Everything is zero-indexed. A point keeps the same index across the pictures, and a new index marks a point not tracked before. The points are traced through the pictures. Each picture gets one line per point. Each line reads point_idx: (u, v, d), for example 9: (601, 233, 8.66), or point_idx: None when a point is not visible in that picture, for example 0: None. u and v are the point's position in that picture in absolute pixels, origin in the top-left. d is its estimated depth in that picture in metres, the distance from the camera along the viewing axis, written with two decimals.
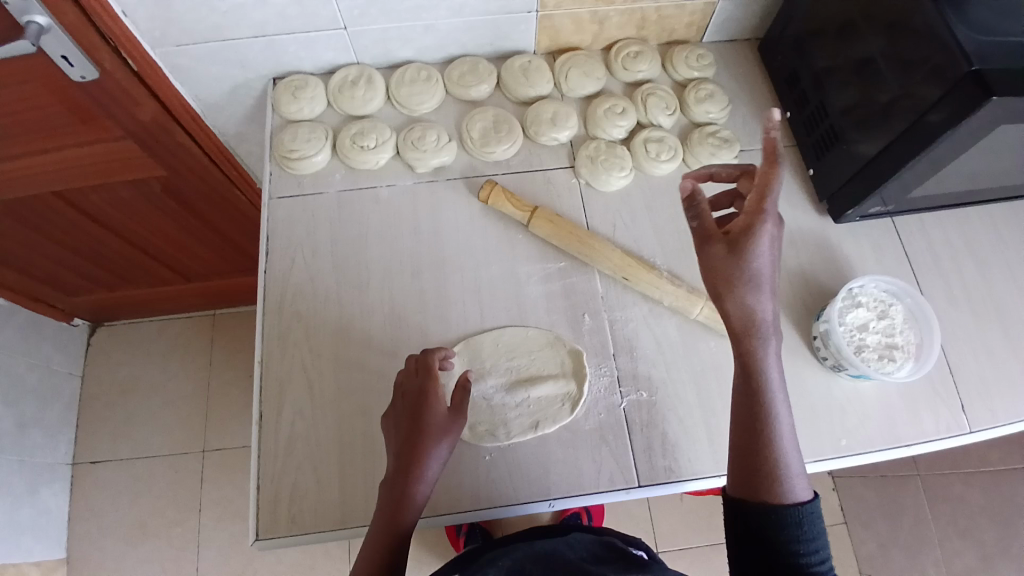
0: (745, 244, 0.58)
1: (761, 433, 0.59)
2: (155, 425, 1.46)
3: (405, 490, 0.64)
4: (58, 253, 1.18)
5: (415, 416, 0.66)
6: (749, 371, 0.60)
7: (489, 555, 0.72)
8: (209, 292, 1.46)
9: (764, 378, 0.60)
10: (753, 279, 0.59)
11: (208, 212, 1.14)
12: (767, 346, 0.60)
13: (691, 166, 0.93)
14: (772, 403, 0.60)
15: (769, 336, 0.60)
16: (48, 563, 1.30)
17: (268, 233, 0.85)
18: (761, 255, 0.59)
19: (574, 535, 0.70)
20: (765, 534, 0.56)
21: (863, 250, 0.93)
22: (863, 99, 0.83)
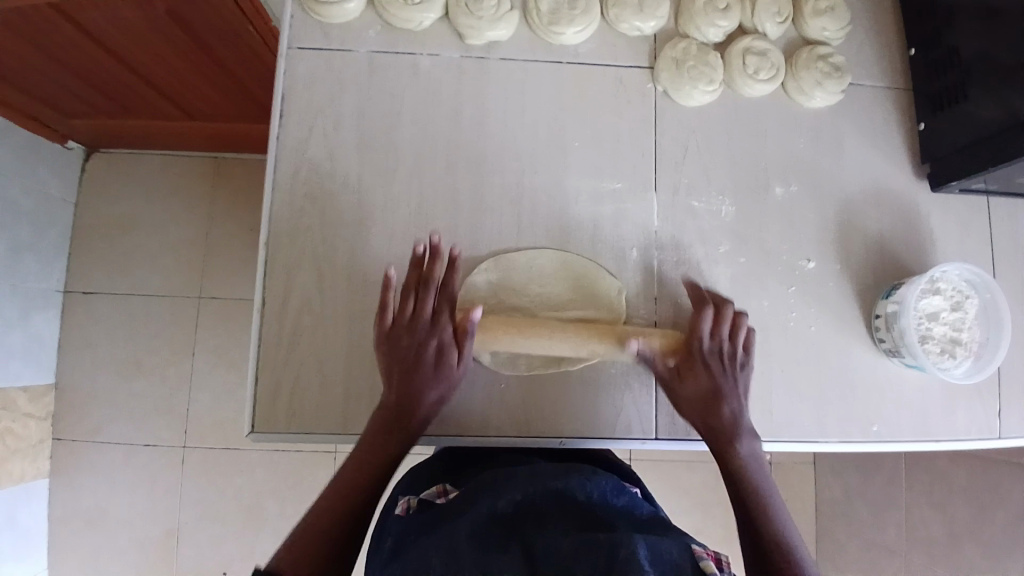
0: (699, 368, 0.64)
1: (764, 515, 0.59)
2: (150, 264, 1.40)
3: (416, 368, 0.62)
4: (55, 70, 1.03)
5: (425, 343, 0.62)
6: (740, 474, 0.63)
7: (488, 473, 0.67)
8: (212, 135, 1.33)
9: (757, 477, 0.63)
10: (716, 396, 0.64)
11: (217, 47, 0.98)
12: (739, 447, 0.63)
13: (789, 92, 0.79)
14: (768, 496, 0.61)
15: (743, 439, 0.63)
16: (37, 389, 1.32)
17: (285, 90, 0.72)
18: (715, 379, 0.65)
19: (587, 469, 0.64)
20: None
21: (953, 226, 0.81)
22: (998, 51, 0.69)
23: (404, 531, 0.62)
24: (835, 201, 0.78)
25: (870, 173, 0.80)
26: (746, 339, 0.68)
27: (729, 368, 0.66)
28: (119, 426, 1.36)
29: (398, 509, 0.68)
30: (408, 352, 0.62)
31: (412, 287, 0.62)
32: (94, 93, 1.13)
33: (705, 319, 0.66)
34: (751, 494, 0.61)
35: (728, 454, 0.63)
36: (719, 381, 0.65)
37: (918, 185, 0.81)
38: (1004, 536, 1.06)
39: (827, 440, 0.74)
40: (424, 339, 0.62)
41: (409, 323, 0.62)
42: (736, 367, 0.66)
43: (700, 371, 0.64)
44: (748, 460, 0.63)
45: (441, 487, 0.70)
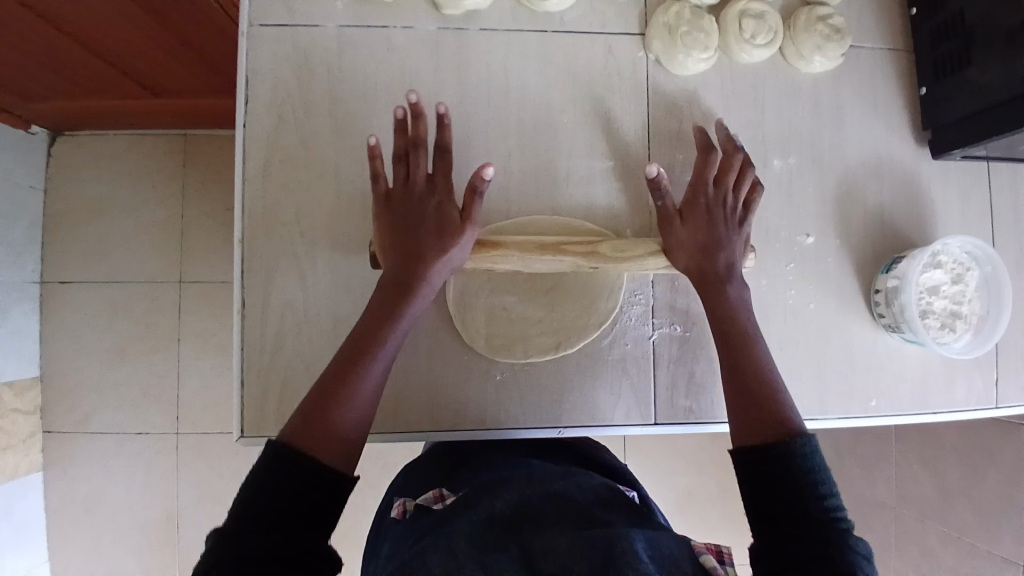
0: (698, 216, 0.63)
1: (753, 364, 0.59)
2: (127, 250, 1.35)
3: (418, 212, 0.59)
4: (9, 54, 0.96)
5: (432, 206, 0.59)
6: (732, 316, 0.62)
7: (484, 477, 0.67)
8: (181, 113, 1.26)
9: (746, 319, 0.62)
10: (714, 241, 0.63)
11: (177, 20, 0.91)
12: (725, 292, 0.62)
13: (788, 56, 0.74)
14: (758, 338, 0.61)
15: (729, 285, 0.63)
16: (21, 383, 1.29)
17: (250, 73, 0.67)
18: (713, 224, 0.63)
19: (581, 475, 0.65)
20: (784, 470, 0.50)
21: (955, 193, 0.78)
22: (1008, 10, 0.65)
23: (401, 539, 0.61)
24: (835, 172, 0.75)
25: (871, 141, 0.76)
26: (750, 198, 0.66)
27: (729, 220, 0.64)
28: (110, 416, 1.34)
29: (395, 514, 0.67)
30: (410, 198, 0.59)
31: (405, 151, 0.59)
32: (55, 77, 1.07)
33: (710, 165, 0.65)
34: (741, 339, 0.60)
35: (717, 296, 0.62)
36: (718, 225, 0.63)
37: (920, 153, 0.77)
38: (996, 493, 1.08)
39: (827, 419, 0.73)
40: (424, 203, 0.59)
41: (405, 186, 0.59)
42: (736, 217, 0.65)
43: (699, 211, 0.63)
44: (739, 305, 0.62)
45: (438, 491, 0.68)
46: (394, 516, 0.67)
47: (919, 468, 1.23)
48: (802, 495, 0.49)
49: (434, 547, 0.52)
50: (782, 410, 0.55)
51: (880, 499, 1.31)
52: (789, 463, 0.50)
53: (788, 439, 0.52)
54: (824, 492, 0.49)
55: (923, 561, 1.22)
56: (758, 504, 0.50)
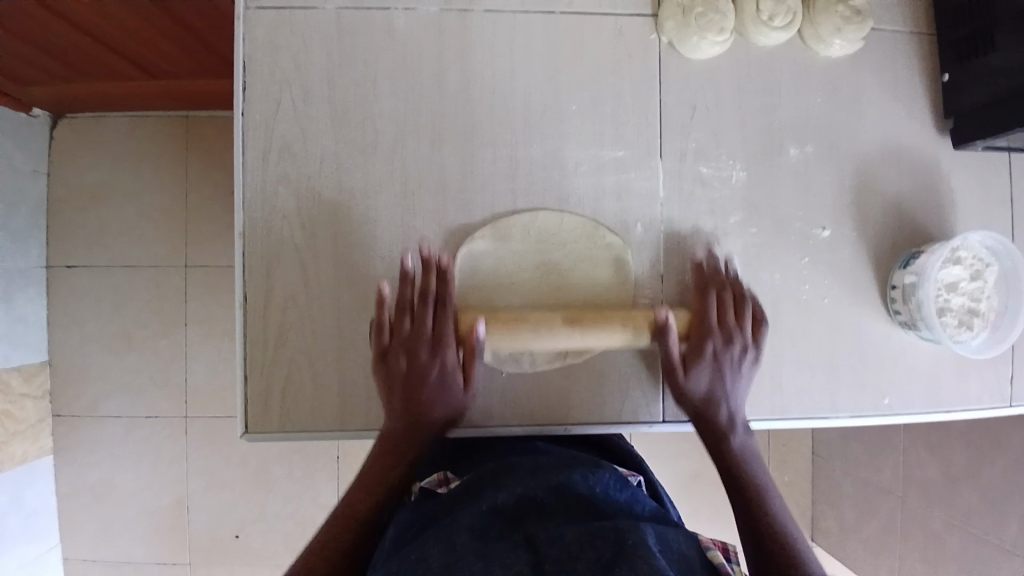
0: (696, 363, 0.63)
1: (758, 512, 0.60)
2: (130, 235, 1.34)
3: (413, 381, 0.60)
4: (3, 37, 0.94)
5: (426, 373, 0.60)
6: (736, 467, 0.63)
7: (489, 465, 0.65)
8: (180, 95, 1.23)
9: (753, 470, 0.63)
10: (710, 394, 0.64)
11: (173, 1, 0.88)
12: (729, 442, 0.64)
13: (807, 38, 0.71)
14: (769, 489, 0.62)
15: (732, 433, 0.64)
16: (29, 369, 1.29)
17: (245, 59, 0.64)
18: (712, 373, 0.63)
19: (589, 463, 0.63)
20: None
21: (978, 183, 0.75)
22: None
23: (404, 523, 0.60)
24: (853, 161, 0.72)
25: (892, 129, 0.73)
26: (755, 332, 0.65)
27: (736, 365, 0.64)
28: (117, 401, 1.34)
29: (398, 494, 0.66)
30: (405, 369, 0.60)
31: (408, 306, 0.60)
32: (52, 60, 1.05)
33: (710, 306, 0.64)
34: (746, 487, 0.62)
35: (719, 446, 0.64)
36: (717, 374, 0.64)
37: (941, 141, 0.74)
38: (1005, 485, 1.06)
39: (838, 415, 0.71)
40: (425, 365, 0.60)
41: (407, 339, 0.60)
42: (740, 360, 0.64)
43: (699, 360, 0.63)
44: (742, 451, 0.63)
45: (442, 474, 0.68)
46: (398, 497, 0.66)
47: (930, 458, 1.22)
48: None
49: (435, 540, 0.50)
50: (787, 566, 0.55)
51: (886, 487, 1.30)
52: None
53: None
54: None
55: (928, 550, 1.21)
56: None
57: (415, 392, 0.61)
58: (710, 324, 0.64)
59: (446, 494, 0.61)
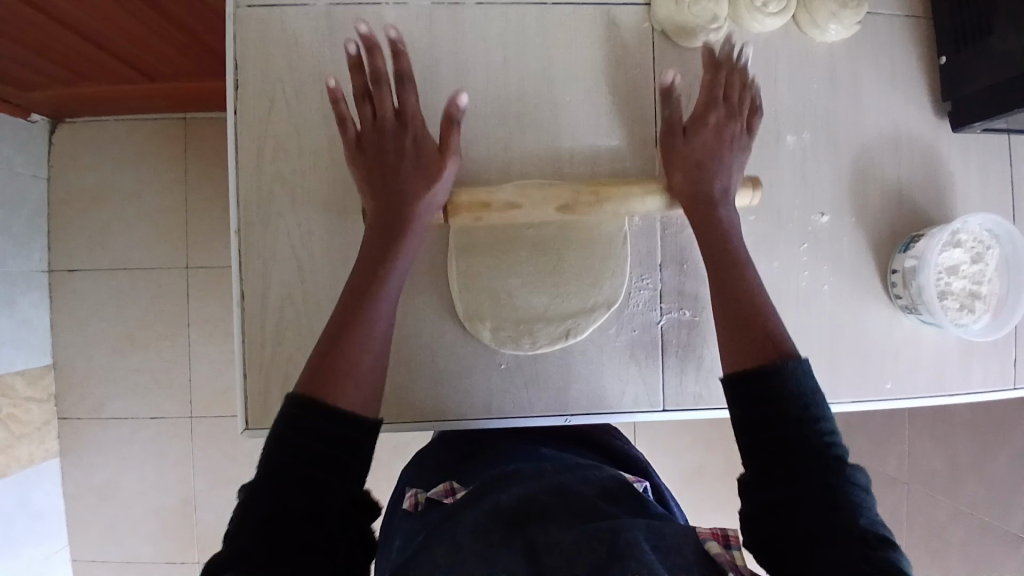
0: (698, 129, 0.64)
1: (740, 290, 0.58)
2: (131, 236, 1.34)
3: (390, 156, 0.59)
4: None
5: (404, 143, 0.59)
6: (727, 241, 0.61)
7: (493, 470, 0.66)
8: (176, 96, 1.23)
9: (737, 242, 0.61)
10: (710, 163, 0.63)
11: (166, 1, 0.88)
12: (719, 213, 0.62)
13: (802, 24, 0.70)
14: (747, 265, 0.60)
15: (722, 206, 0.62)
16: (34, 372, 1.30)
17: (237, 57, 0.64)
18: (711, 143, 0.63)
19: (590, 469, 0.63)
20: (777, 398, 0.50)
21: (975, 166, 0.74)
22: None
23: (413, 534, 0.60)
24: (851, 147, 0.72)
25: (889, 114, 0.73)
26: (750, 119, 0.66)
27: (731, 142, 0.64)
28: (122, 402, 1.35)
29: (406, 506, 0.66)
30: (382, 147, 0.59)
31: (368, 91, 0.59)
32: (49, 65, 1.05)
33: (716, 82, 0.65)
34: (730, 262, 0.60)
35: (710, 214, 0.62)
36: (716, 143, 0.63)
37: (939, 126, 0.74)
38: (1011, 471, 1.06)
39: (840, 402, 0.71)
40: (402, 139, 0.59)
41: (376, 129, 0.59)
42: (735, 138, 0.64)
43: (699, 128, 0.64)
44: (732, 228, 0.62)
45: (448, 485, 0.67)
46: (405, 508, 0.66)
47: (932, 444, 1.21)
48: (805, 443, 0.48)
49: (441, 545, 0.51)
50: (777, 333, 0.55)
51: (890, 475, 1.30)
52: (789, 406, 0.50)
53: (781, 363, 0.52)
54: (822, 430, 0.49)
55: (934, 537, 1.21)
56: (754, 449, 0.50)
57: (389, 173, 0.59)
58: (714, 97, 0.65)
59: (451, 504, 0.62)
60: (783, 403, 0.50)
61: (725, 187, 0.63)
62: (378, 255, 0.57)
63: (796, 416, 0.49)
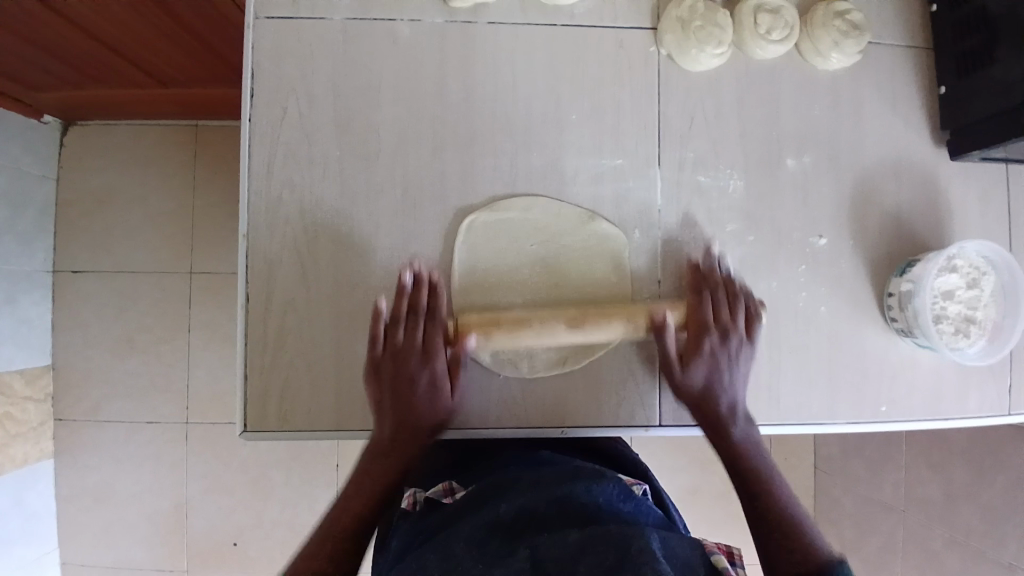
0: (694, 360, 0.64)
1: (769, 504, 0.61)
2: (135, 240, 1.35)
3: (414, 382, 0.62)
4: (9, 40, 0.95)
5: (424, 372, 0.62)
6: (744, 460, 0.64)
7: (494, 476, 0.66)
8: (187, 103, 1.25)
9: (758, 459, 0.64)
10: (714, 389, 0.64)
11: (184, 12, 0.90)
12: (731, 434, 0.64)
13: (805, 51, 0.72)
14: (773, 478, 0.63)
15: (734, 424, 0.64)
16: (33, 372, 1.30)
17: (254, 66, 0.66)
18: (711, 371, 0.64)
19: (595, 476, 0.62)
20: None
21: (971, 195, 0.76)
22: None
23: (409, 538, 0.61)
24: (849, 173, 0.73)
25: (889, 142, 0.74)
26: (748, 325, 0.66)
27: (732, 359, 0.65)
28: (119, 405, 1.35)
29: (404, 504, 0.67)
30: (405, 378, 0.62)
31: (403, 318, 0.62)
32: (63, 67, 1.07)
33: (704, 305, 0.65)
34: (751, 482, 0.62)
35: (724, 438, 0.64)
36: (716, 367, 0.64)
37: (937, 154, 0.75)
38: (1006, 500, 1.05)
39: (836, 422, 0.72)
40: (424, 368, 0.62)
41: (407, 349, 0.62)
42: (737, 355, 0.65)
43: (695, 354, 0.64)
44: (746, 443, 0.64)
45: (446, 485, 0.69)
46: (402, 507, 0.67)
47: (928, 472, 1.21)
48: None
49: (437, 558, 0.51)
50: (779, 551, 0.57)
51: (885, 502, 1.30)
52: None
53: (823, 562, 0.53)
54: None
55: (928, 566, 1.20)
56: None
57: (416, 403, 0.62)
58: (706, 320, 0.65)
59: (450, 509, 0.62)
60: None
61: (732, 401, 0.65)
62: None
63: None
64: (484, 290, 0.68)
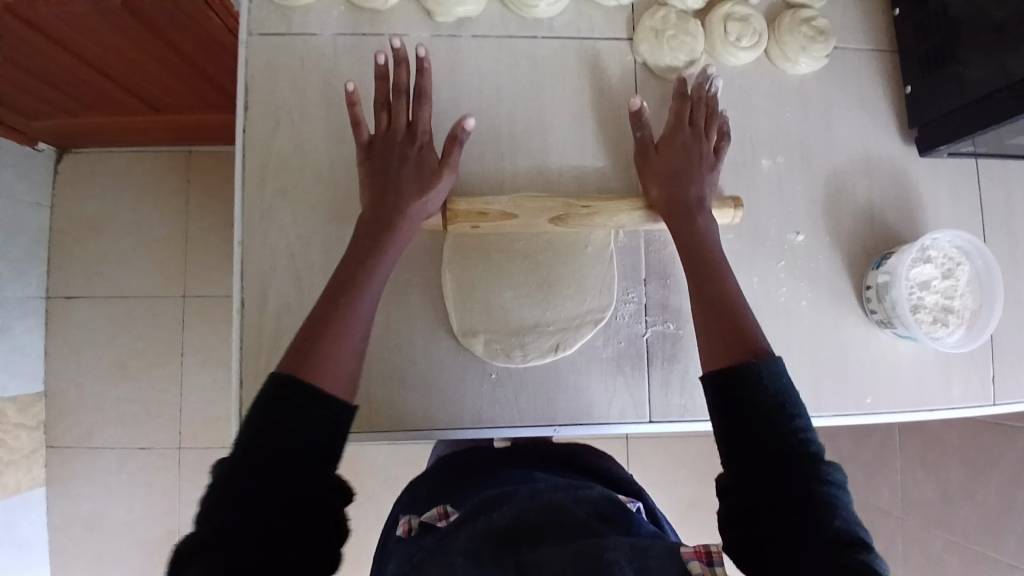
0: (668, 146, 0.67)
1: (719, 287, 0.60)
2: (129, 265, 1.36)
3: (397, 155, 0.62)
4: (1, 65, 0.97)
5: (406, 152, 0.62)
6: (704, 244, 0.63)
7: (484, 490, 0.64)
8: (182, 128, 1.28)
9: (713, 245, 0.63)
10: (684, 176, 0.66)
11: (179, 37, 0.93)
12: (694, 220, 0.64)
13: (774, 57, 0.76)
14: (722, 267, 0.62)
15: (699, 212, 0.64)
16: (25, 399, 1.29)
17: (246, 81, 0.68)
18: (685, 160, 0.66)
19: (584, 487, 0.62)
20: (757, 386, 0.51)
21: (941, 191, 0.79)
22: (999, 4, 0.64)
23: (405, 561, 0.59)
24: (823, 172, 0.76)
25: (859, 141, 0.77)
26: (718, 144, 0.69)
27: (701, 158, 0.67)
28: (111, 431, 1.34)
29: (401, 532, 0.65)
30: (384, 154, 0.62)
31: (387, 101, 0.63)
32: (59, 93, 1.10)
33: (688, 108, 0.69)
34: (708, 264, 0.62)
35: (689, 218, 0.64)
36: (688, 159, 0.66)
37: (906, 151, 0.78)
38: (1002, 498, 1.05)
39: (823, 415, 0.73)
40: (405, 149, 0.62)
41: (391, 133, 0.63)
42: (707, 156, 0.67)
43: (670, 146, 0.67)
44: (706, 232, 0.64)
45: (442, 508, 0.65)
46: (401, 533, 0.65)
47: (923, 474, 1.21)
48: (781, 438, 0.48)
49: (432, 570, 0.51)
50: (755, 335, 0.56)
51: (883, 506, 1.29)
52: (755, 392, 0.51)
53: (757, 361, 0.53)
54: (793, 410, 0.50)
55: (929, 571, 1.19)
56: (733, 446, 0.50)
57: (389, 173, 0.61)
58: (682, 120, 0.68)
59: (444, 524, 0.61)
60: (752, 391, 0.51)
61: (701, 192, 0.66)
62: (370, 245, 0.58)
63: (762, 406, 0.50)
64: (473, 287, 0.69)
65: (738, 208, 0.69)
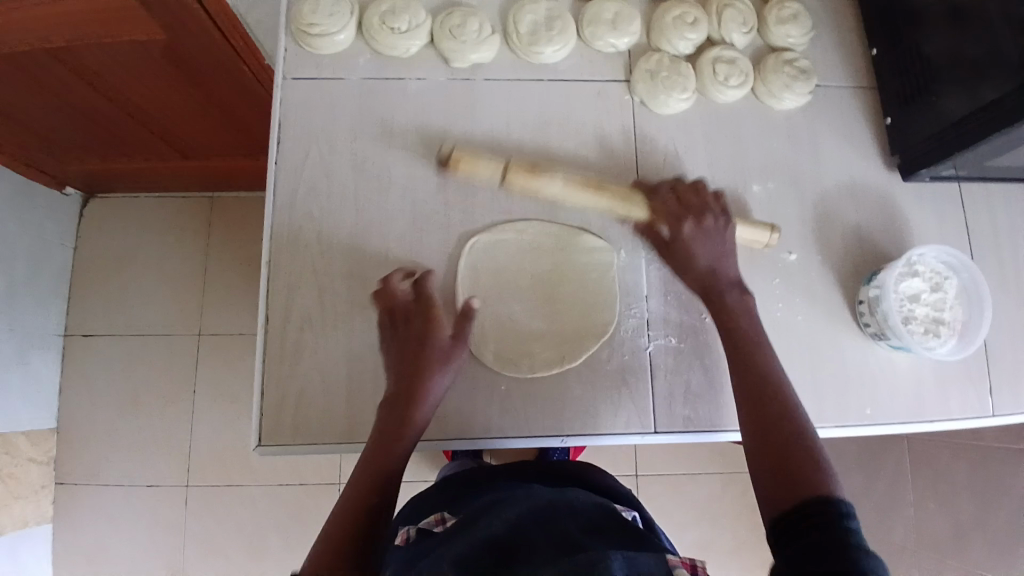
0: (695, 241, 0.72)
1: (756, 363, 0.63)
2: (148, 303, 1.41)
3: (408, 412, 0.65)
4: (24, 98, 1.01)
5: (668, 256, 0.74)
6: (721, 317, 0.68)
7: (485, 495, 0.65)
8: (208, 174, 1.35)
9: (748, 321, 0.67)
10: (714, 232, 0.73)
11: (211, 85, 1.02)
12: (725, 299, 0.69)
13: (760, 95, 0.83)
14: (760, 340, 0.65)
15: (728, 292, 0.69)
16: (38, 432, 1.30)
17: (281, 118, 0.76)
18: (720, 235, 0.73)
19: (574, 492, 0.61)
20: (820, 518, 0.48)
21: (925, 214, 0.84)
22: (970, 44, 0.71)
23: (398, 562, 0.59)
24: (812, 197, 0.82)
25: (844, 168, 0.84)
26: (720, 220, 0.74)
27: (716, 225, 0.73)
28: (120, 468, 1.34)
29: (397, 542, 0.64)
30: (409, 389, 0.66)
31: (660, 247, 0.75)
32: (89, 135, 1.17)
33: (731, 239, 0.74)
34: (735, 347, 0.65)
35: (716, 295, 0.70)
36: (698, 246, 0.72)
37: (890, 177, 0.84)
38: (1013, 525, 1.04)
39: (825, 427, 0.75)
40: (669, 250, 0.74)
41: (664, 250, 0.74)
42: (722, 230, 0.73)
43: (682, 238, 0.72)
44: (741, 310, 0.68)
45: (439, 515, 0.67)
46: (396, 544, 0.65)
47: (936, 505, 1.19)
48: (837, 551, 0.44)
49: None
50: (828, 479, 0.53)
51: (900, 543, 1.27)
52: (827, 524, 0.47)
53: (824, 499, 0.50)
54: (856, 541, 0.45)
55: None
56: (792, 557, 0.46)
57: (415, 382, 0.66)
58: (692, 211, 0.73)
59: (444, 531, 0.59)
60: (826, 532, 0.46)
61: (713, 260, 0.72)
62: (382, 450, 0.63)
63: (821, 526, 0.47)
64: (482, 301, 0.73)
65: (774, 232, 0.76)
